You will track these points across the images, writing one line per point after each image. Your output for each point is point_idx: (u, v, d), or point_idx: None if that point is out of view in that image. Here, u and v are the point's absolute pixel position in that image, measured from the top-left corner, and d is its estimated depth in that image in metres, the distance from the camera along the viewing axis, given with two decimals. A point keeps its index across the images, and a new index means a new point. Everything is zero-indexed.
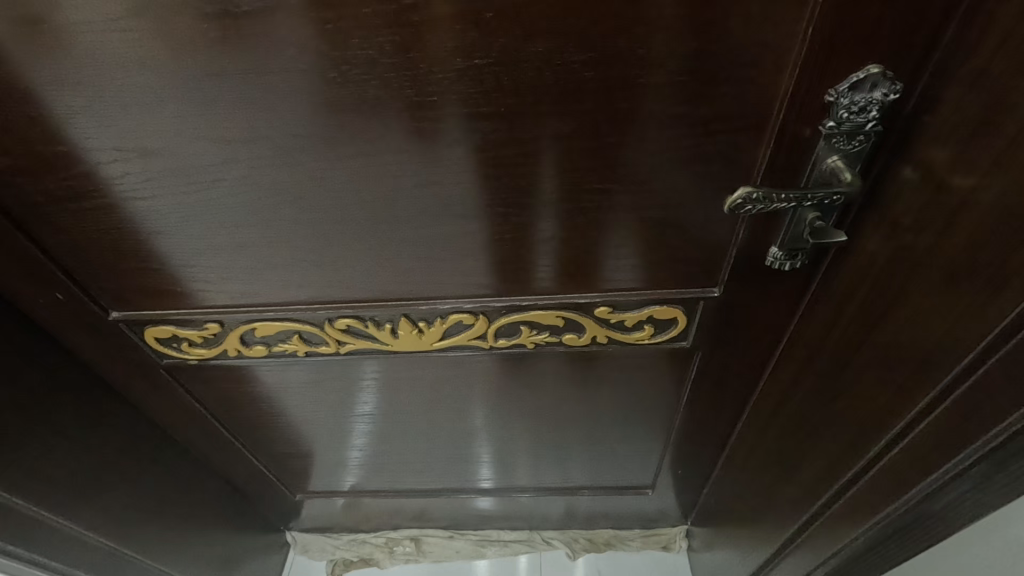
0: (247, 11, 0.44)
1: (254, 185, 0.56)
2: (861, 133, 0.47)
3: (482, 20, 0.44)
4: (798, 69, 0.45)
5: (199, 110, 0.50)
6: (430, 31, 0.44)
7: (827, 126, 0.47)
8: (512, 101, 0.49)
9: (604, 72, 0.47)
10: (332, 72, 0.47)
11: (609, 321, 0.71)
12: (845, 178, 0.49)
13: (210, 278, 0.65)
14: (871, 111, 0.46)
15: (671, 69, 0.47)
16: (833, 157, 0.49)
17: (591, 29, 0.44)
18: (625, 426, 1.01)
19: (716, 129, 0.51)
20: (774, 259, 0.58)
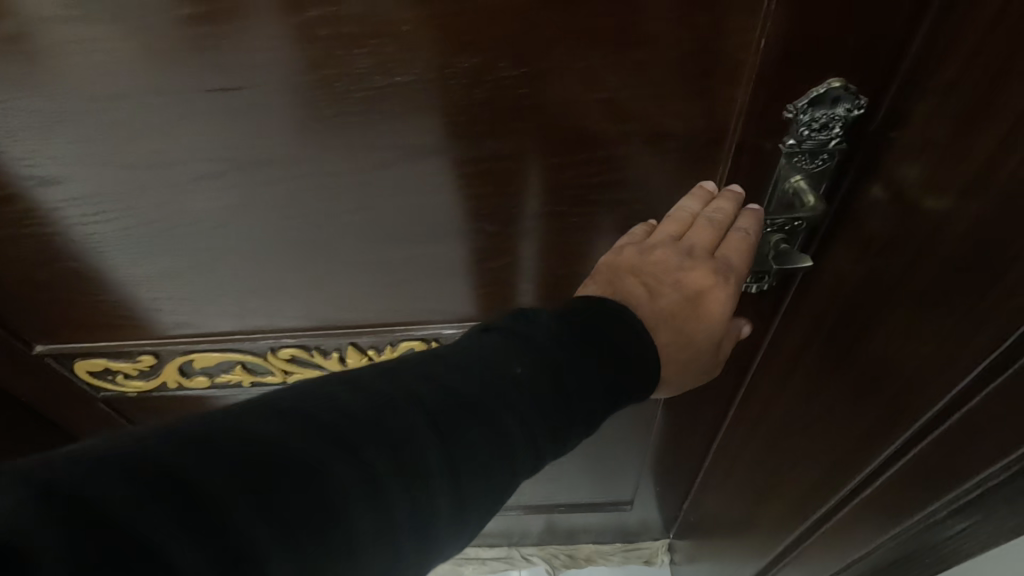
0: (139, 27, 0.39)
1: (193, 211, 0.50)
2: (824, 151, 0.43)
3: (402, 34, 0.40)
4: (753, 83, 0.42)
5: (123, 130, 0.45)
6: (343, 46, 0.40)
7: (788, 144, 0.44)
8: (441, 121, 0.45)
9: (542, 89, 0.43)
10: (240, 92, 0.43)
11: None
12: (806, 201, 0.46)
13: (153, 308, 0.61)
14: (834, 129, 0.42)
15: (615, 84, 0.43)
16: (796, 177, 0.46)
17: (523, 43, 0.40)
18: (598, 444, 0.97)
19: (668, 147, 0.47)
20: None
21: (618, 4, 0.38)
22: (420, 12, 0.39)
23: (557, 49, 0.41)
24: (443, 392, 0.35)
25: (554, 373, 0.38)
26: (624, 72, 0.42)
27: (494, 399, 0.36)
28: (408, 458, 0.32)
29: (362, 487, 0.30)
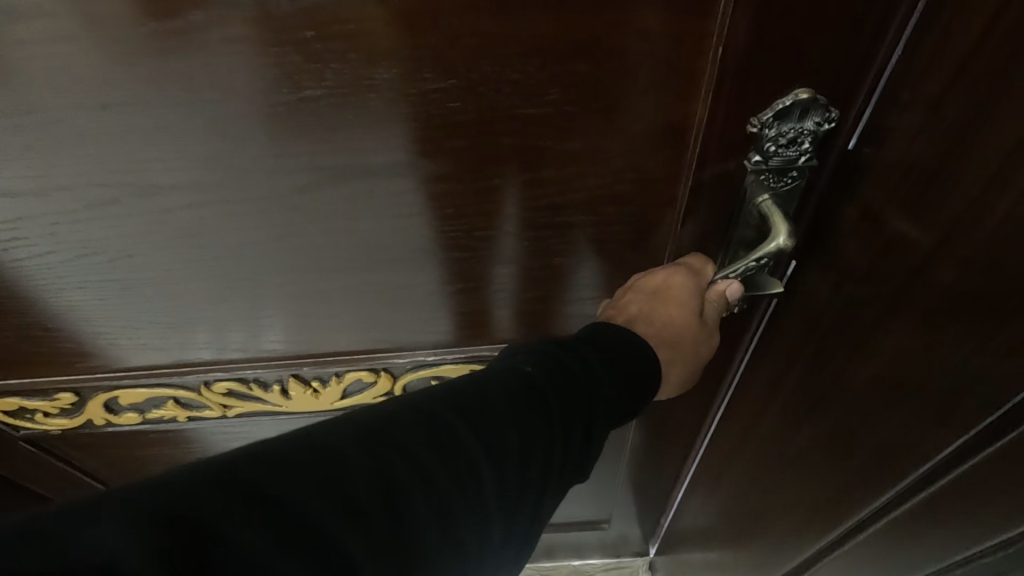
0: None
1: (103, 240, 0.45)
2: (793, 168, 0.39)
3: (308, 41, 0.34)
4: (714, 94, 0.37)
5: (9, 153, 0.39)
6: (243, 57, 0.35)
7: (753, 161, 0.40)
8: (365, 139, 0.39)
9: (476, 102, 0.38)
10: (130, 109, 0.37)
11: None
12: (776, 224, 0.41)
13: (70, 343, 0.55)
14: (803, 143, 0.38)
15: (559, 97, 0.38)
16: (763, 197, 0.41)
17: (449, 50, 0.35)
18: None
19: (623, 166, 0.42)
20: None
21: (556, 7, 0.34)
22: (327, 15, 0.33)
23: (490, 59, 0.36)
24: (432, 435, 0.34)
25: (547, 410, 0.38)
26: (568, 84, 0.37)
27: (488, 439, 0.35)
28: (456, 451, 0.34)
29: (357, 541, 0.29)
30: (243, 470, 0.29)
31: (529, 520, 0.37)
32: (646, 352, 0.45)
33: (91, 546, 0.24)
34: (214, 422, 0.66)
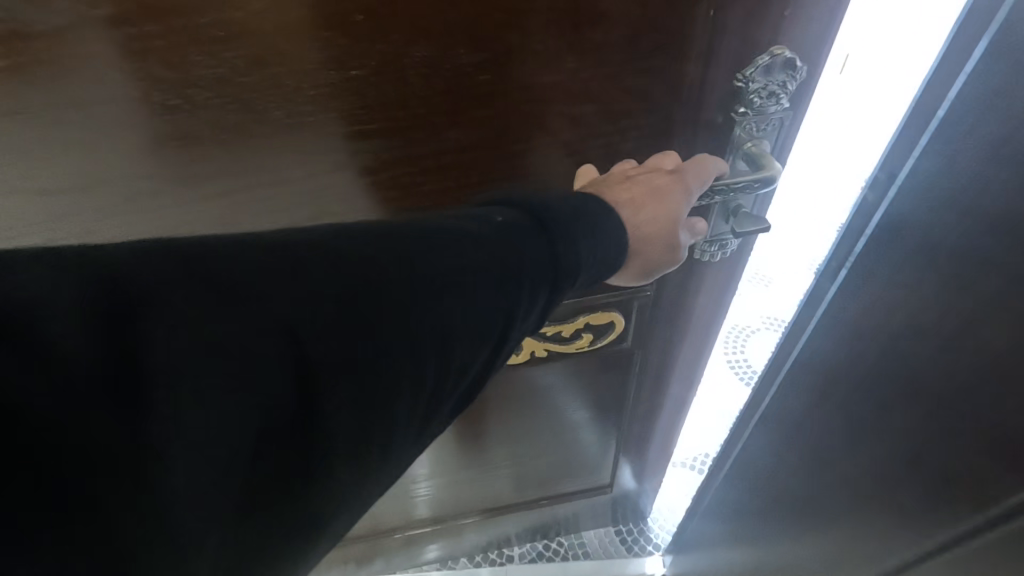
0: (39, 30, 0.33)
1: (140, 232, 0.46)
2: (770, 117, 0.47)
3: (357, 24, 0.37)
4: (705, 54, 0.43)
5: (49, 151, 0.39)
6: (290, 42, 0.37)
7: (739, 112, 0.46)
8: (401, 115, 0.42)
9: (505, 74, 0.42)
10: (175, 100, 0.38)
11: (545, 334, 0.68)
12: (762, 161, 0.48)
13: None
14: (777, 95, 0.45)
15: (576, 64, 0.42)
16: (747, 143, 0.48)
17: (485, 28, 0.39)
18: (575, 437, 0.90)
19: (631, 125, 0.47)
20: (700, 248, 0.58)
21: None
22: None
23: (516, 31, 0.40)
24: (402, 266, 0.34)
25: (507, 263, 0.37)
26: (588, 56, 0.42)
27: (446, 279, 0.35)
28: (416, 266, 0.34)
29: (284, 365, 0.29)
30: (196, 268, 0.30)
31: (439, 400, 0.36)
32: (617, 235, 0.42)
33: (92, 272, 0.28)
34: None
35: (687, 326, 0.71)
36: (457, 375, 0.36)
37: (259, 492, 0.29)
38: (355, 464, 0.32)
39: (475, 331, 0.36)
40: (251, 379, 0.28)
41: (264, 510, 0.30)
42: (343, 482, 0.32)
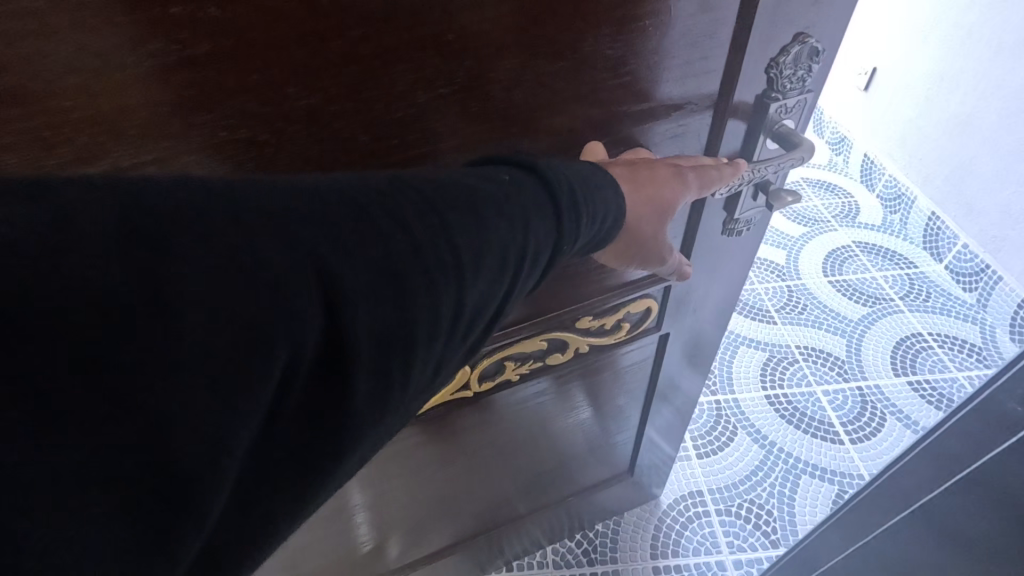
0: (138, 67, 0.32)
1: None
2: (796, 100, 0.51)
3: (444, 42, 0.37)
4: (755, 49, 0.46)
5: None
6: (380, 65, 0.37)
7: (773, 98, 0.50)
8: (479, 129, 0.42)
9: (578, 81, 0.43)
10: (262, 134, 0.37)
11: (589, 330, 0.65)
12: (798, 140, 0.51)
13: None
14: (802, 78, 0.50)
15: (641, 69, 0.44)
16: (780, 124, 0.52)
17: (563, 37, 0.40)
18: (615, 444, 0.91)
19: (684, 120, 0.49)
20: (733, 227, 0.60)
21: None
22: (463, 19, 0.37)
23: (590, 40, 0.41)
24: (424, 220, 0.31)
25: (508, 245, 0.33)
26: (655, 57, 0.44)
27: (446, 265, 0.31)
28: (439, 229, 0.31)
29: (271, 360, 0.26)
30: (227, 208, 0.26)
31: (443, 370, 0.34)
32: (619, 206, 0.40)
33: (146, 181, 0.26)
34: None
35: (713, 306, 0.72)
36: (462, 343, 0.35)
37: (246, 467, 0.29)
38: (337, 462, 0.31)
39: (466, 320, 0.33)
40: (250, 354, 0.26)
41: (258, 482, 0.30)
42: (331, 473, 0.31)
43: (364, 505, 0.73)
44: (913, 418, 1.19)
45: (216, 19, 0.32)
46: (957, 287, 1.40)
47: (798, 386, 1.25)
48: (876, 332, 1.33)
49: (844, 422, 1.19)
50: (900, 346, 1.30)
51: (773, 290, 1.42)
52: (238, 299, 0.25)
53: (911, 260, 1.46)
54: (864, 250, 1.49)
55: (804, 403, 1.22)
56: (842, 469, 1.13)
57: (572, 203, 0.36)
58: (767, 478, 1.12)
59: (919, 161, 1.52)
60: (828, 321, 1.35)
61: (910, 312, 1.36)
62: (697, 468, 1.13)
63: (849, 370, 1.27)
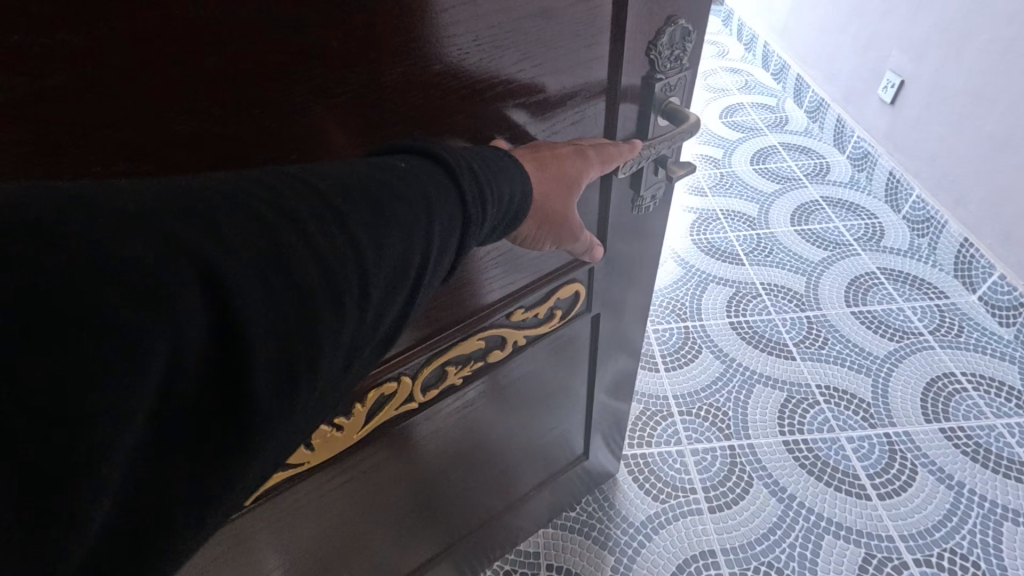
0: None
1: None
2: (677, 77, 0.55)
3: (322, 47, 0.37)
4: (634, 34, 0.49)
5: None
6: (264, 79, 0.36)
7: (657, 78, 0.54)
8: (381, 135, 0.42)
9: (472, 79, 0.44)
10: (143, 161, 0.35)
11: (523, 321, 0.66)
12: (684, 113, 0.56)
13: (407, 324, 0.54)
14: (680, 58, 0.54)
15: (534, 63, 0.46)
16: (668, 101, 0.56)
17: (448, 38, 0.41)
18: (572, 431, 0.95)
19: (583, 107, 0.52)
20: (641, 201, 0.64)
21: None
22: (344, 26, 0.37)
23: (479, 38, 0.42)
24: (320, 215, 0.30)
25: (416, 232, 0.34)
26: (541, 50, 0.46)
27: (348, 262, 0.31)
28: (336, 222, 0.31)
29: (157, 355, 0.24)
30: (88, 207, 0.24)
31: (357, 361, 0.35)
32: (523, 186, 0.42)
33: None
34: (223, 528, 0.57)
35: (637, 280, 0.76)
36: (374, 336, 0.35)
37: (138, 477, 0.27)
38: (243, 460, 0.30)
39: (378, 313, 0.34)
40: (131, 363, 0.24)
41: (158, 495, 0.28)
42: (235, 475, 0.31)
43: (332, 541, 0.72)
44: (940, 468, 1.33)
45: (57, 44, 0.29)
46: (992, 324, 1.60)
47: (821, 433, 1.39)
48: (902, 372, 1.51)
49: (870, 473, 1.32)
50: (929, 389, 1.47)
51: (794, 323, 1.62)
52: (106, 301, 0.23)
53: (934, 293, 1.68)
54: (891, 278, 1.72)
55: (828, 453, 1.36)
56: (871, 530, 1.24)
57: (467, 183, 0.38)
58: (788, 536, 1.23)
59: (946, 181, 1.69)
60: (855, 360, 1.54)
61: (939, 348, 1.56)
62: (710, 523, 1.25)
63: (876, 415, 1.43)
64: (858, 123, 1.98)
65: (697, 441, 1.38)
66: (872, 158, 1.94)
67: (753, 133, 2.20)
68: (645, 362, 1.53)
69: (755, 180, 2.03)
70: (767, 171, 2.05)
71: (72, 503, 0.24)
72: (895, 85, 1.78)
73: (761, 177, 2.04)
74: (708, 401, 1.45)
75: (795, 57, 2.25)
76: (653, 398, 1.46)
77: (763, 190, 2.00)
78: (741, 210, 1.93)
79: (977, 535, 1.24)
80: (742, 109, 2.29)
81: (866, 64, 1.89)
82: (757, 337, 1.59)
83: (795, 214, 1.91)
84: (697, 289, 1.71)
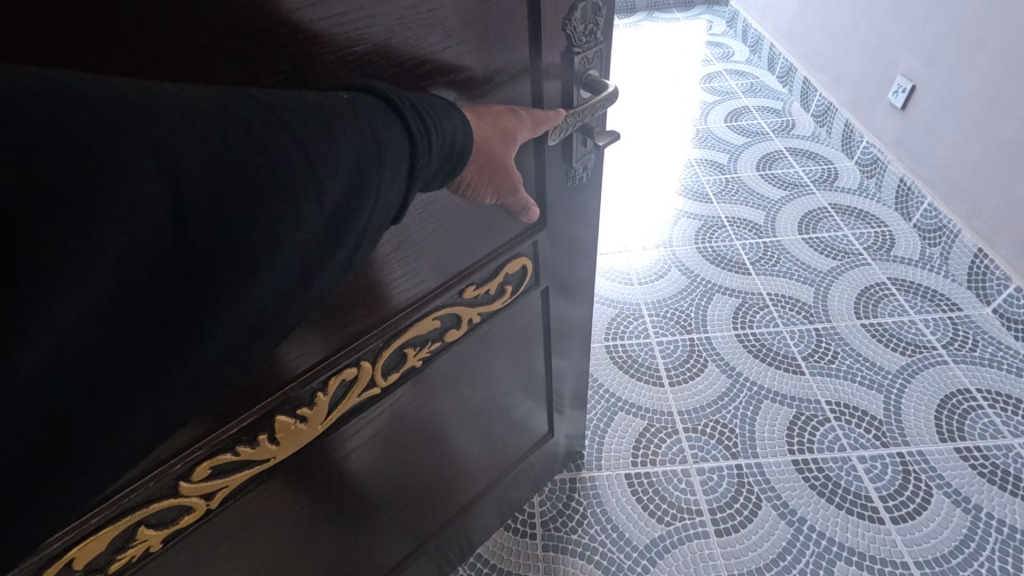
0: None
1: None
2: (592, 52, 0.58)
3: (257, 35, 0.37)
4: (549, 11, 0.51)
5: None
6: (195, 59, 0.35)
7: (572, 52, 0.56)
8: None
9: (407, 61, 0.44)
10: None
11: (477, 298, 0.69)
12: (603, 83, 0.58)
13: (364, 304, 0.56)
14: (593, 32, 0.56)
15: (461, 42, 0.47)
16: (586, 74, 0.58)
17: (374, 20, 0.41)
18: (535, 408, 0.98)
19: (509, 83, 0.53)
20: (575, 171, 0.66)
21: None
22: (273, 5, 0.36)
23: (409, 17, 0.42)
24: (276, 133, 0.32)
25: (366, 154, 0.36)
26: (464, 31, 0.46)
27: (303, 178, 0.32)
28: (291, 141, 0.32)
29: (105, 232, 0.26)
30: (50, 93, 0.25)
31: (310, 287, 0.36)
32: (466, 128, 0.44)
33: None
34: (196, 530, 0.59)
35: (580, 250, 0.79)
36: (328, 264, 0.36)
37: (92, 365, 0.28)
38: (198, 353, 0.32)
39: (334, 235, 0.35)
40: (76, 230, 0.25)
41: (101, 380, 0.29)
42: (188, 368, 0.32)
43: (313, 530, 0.73)
44: (951, 486, 1.30)
45: None
46: (1008, 337, 1.55)
47: (830, 452, 1.37)
48: (915, 388, 1.48)
49: (883, 495, 1.29)
50: (943, 406, 1.43)
51: (803, 336, 1.60)
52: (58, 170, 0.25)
53: (950, 306, 1.64)
54: (902, 289, 1.68)
55: (838, 473, 1.33)
56: (883, 556, 1.21)
57: (420, 123, 0.40)
58: (799, 559, 1.21)
59: (960, 189, 1.64)
60: (865, 374, 1.51)
61: (953, 362, 1.52)
62: (716, 545, 1.23)
63: (887, 433, 1.39)
64: (868, 128, 1.96)
65: (703, 459, 1.36)
66: (881, 164, 1.91)
67: (759, 137, 2.19)
68: (648, 377, 1.53)
69: (763, 186, 2.01)
70: (773, 177, 2.04)
71: (14, 364, 0.25)
72: (906, 90, 1.75)
73: (768, 183, 2.02)
74: (715, 417, 1.44)
75: (804, 62, 2.26)
76: (658, 414, 1.45)
77: (770, 196, 1.98)
78: (747, 218, 1.92)
79: (996, 562, 1.19)
80: (749, 114, 2.29)
81: (876, 69, 1.88)
82: (764, 350, 1.57)
83: (804, 221, 1.89)
84: (703, 299, 1.70)
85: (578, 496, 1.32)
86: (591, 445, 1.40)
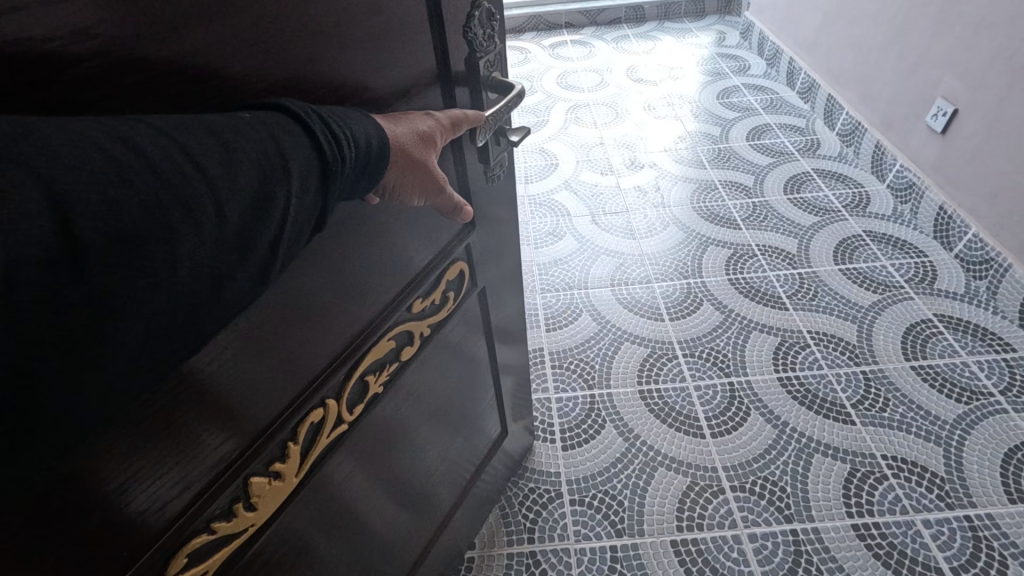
0: None
1: None
2: (490, 56, 0.64)
3: (186, 65, 0.37)
4: (447, 23, 0.56)
5: None
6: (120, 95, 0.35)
7: (476, 57, 0.61)
8: None
9: (329, 80, 0.47)
10: None
11: (424, 311, 0.71)
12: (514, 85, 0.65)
13: (322, 334, 0.56)
14: (491, 38, 0.62)
15: (377, 57, 0.50)
16: (488, 76, 0.64)
17: (297, 42, 0.43)
18: (489, 403, 1.04)
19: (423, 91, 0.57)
20: (490, 171, 0.71)
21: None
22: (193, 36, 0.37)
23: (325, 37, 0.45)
24: (165, 149, 0.33)
25: (272, 166, 0.38)
26: (380, 47, 0.50)
27: (199, 188, 0.33)
28: (180, 155, 0.33)
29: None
30: None
31: (223, 291, 0.36)
32: (378, 133, 0.47)
33: None
34: None
35: (503, 246, 0.85)
36: (241, 265, 0.37)
37: None
38: (101, 371, 0.32)
39: (245, 242, 0.36)
40: None
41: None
42: (95, 381, 0.32)
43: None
44: None
45: None
46: None
47: (891, 517, 1.24)
48: (976, 439, 1.34)
49: (954, 567, 1.16)
50: (1010, 462, 1.29)
51: (848, 382, 1.49)
52: None
53: (1008, 344, 1.50)
54: (949, 326, 1.56)
55: (903, 540, 1.20)
56: None
57: (324, 132, 0.42)
58: None
59: (1009, 219, 1.53)
60: (918, 424, 1.39)
61: (1017, 411, 1.37)
62: None
63: (951, 494, 1.26)
64: (904, 151, 1.88)
65: (753, 525, 1.25)
66: (919, 189, 1.82)
67: (784, 158, 2.15)
68: (687, 426, 1.44)
69: (792, 212, 1.95)
70: (801, 202, 1.98)
71: None
72: (947, 114, 1.68)
73: (796, 208, 1.96)
74: (763, 475, 1.34)
75: (827, 78, 2.25)
76: (702, 472, 1.36)
77: (802, 223, 1.91)
78: (778, 245, 1.86)
79: None
80: (772, 133, 2.26)
81: (913, 89, 1.81)
82: (810, 397, 1.47)
83: (839, 251, 1.81)
84: (738, 338, 1.63)
85: (620, 569, 1.21)
86: (630, 507, 1.31)
